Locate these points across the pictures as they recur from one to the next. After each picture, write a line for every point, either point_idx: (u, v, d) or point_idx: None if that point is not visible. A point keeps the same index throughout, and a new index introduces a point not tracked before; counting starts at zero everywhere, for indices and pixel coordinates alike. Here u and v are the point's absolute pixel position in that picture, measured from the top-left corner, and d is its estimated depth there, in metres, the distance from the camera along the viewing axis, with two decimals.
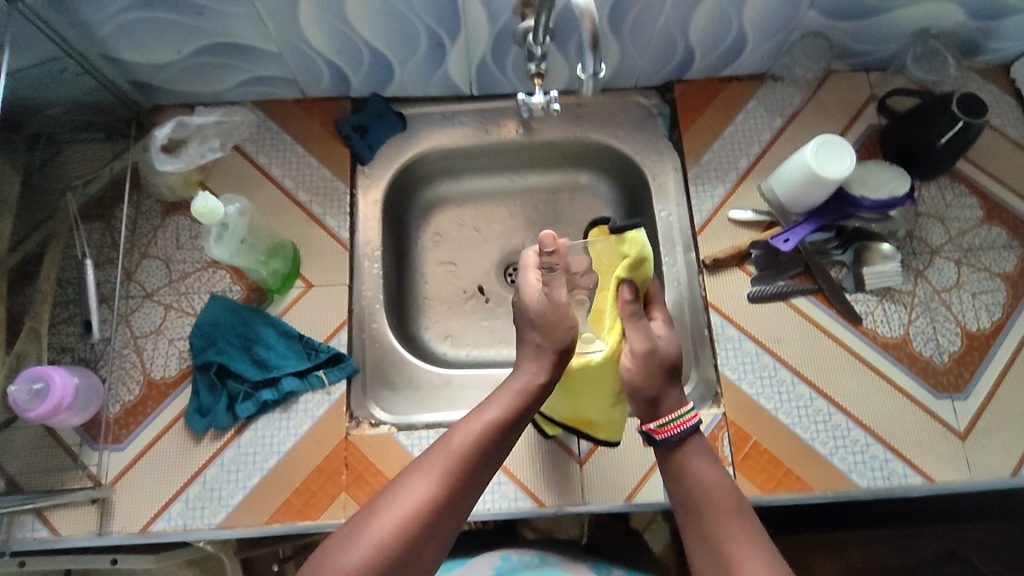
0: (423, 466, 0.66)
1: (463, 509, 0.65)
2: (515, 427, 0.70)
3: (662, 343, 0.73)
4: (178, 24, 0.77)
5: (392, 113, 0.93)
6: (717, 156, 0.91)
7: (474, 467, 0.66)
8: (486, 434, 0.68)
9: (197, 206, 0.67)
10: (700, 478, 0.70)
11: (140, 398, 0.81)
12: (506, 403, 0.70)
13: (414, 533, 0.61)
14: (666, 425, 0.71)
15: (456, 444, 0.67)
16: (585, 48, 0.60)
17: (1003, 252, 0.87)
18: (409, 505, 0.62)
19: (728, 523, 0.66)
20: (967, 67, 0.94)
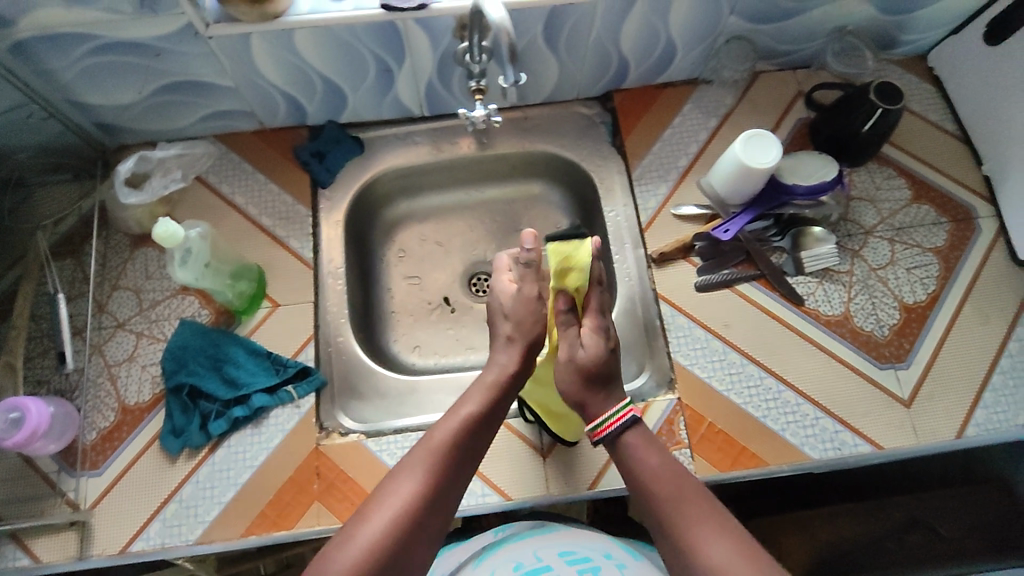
0: (407, 466, 0.68)
1: (450, 503, 0.68)
2: (489, 421, 0.74)
3: (585, 352, 0.77)
4: (136, 66, 0.82)
5: (349, 138, 0.98)
6: (658, 158, 0.96)
7: (455, 461, 0.70)
8: (464, 429, 0.72)
9: (156, 232, 0.69)
10: (648, 475, 0.70)
11: (115, 424, 0.83)
12: (479, 398, 0.74)
13: (407, 528, 0.63)
14: (598, 428, 0.74)
15: (436, 441, 0.70)
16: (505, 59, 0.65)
17: (932, 228, 0.92)
18: (399, 503, 0.64)
19: (678, 512, 0.65)
20: (885, 60, 1.02)
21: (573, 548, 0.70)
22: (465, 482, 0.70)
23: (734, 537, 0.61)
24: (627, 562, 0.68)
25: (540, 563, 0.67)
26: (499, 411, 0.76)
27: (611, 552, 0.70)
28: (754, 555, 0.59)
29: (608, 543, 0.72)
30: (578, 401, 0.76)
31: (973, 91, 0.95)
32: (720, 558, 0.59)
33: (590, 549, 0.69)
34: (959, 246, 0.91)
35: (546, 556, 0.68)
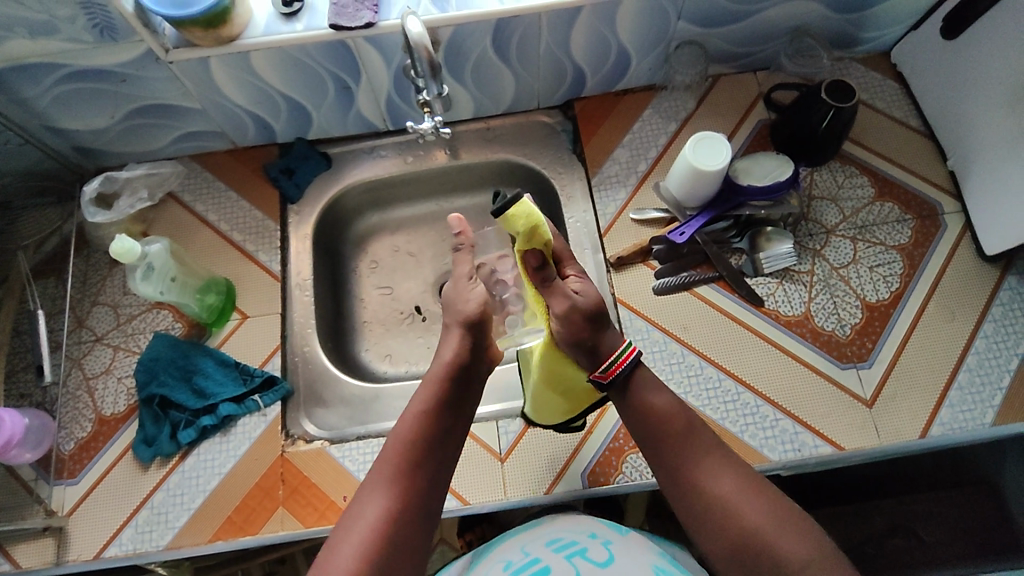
0: (370, 491, 0.70)
1: (420, 515, 0.69)
2: (444, 422, 0.74)
3: (582, 298, 0.70)
4: (107, 92, 0.86)
5: (317, 154, 1.01)
6: (617, 164, 0.98)
7: (416, 473, 0.71)
8: (418, 439, 0.72)
9: (113, 248, 0.74)
10: (656, 413, 0.72)
11: (91, 434, 0.87)
12: (429, 402, 0.74)
13: (379, 551, 0.65)
14: (610, 368, 0.71)
15: (393, 459, 0.71)
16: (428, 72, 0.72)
17: (896, 226, 0.91)
18: (366, 528, 0.66)
19: (693, 447, 0.71)
20: (847, 58, 1.02)
21: (557, 534, 0.72)
22: (434, 489, 0.71)
23: (738, 470, 0.70)
24: (611, 539, 0.71)
25: (529, 556, 0.69)
26: (453, 408, 0.75)
27: (596, 530, 0.72)
28: (756, 486, 0.69)
29: (593, 523, 0.74)
30: (590, 347, 0.70)
31: (935, 86, 0.94)
32: (729, 489, 0.68)
33: (574, 532, 0.72)
34: (924, 243, 0.90)
35: (533, 549, 0.70)
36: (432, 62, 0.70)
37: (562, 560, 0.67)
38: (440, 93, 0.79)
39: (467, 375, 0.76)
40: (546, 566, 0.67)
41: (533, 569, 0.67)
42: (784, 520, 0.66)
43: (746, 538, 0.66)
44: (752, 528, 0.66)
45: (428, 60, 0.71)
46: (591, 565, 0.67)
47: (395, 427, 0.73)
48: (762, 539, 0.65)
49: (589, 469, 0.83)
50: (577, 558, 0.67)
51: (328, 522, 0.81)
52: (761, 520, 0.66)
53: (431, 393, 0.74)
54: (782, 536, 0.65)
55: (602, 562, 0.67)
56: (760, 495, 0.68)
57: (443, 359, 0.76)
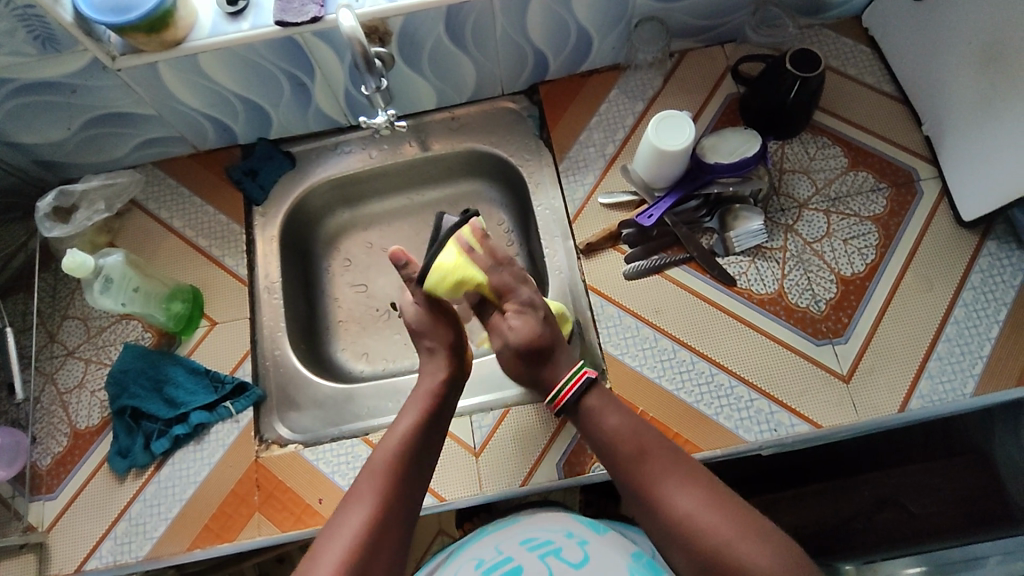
0: (353, 500, 0.65)
1: (403, 528, 0.65)
2: (428, 437, 0.72)
3: (514, 334, 0.73)
4: (58, 103, 0.85)
5: (280, 153, 1.00)
6: (584, 148, 0.96)
7: (402, 482, 0.67)
8: (405, 449, 0.69)
9: (65, 263, 0.74)
10: (608, 436, 0.69)
11: (67, 448, 0.87)
12: (414, 416, 0.73)
13: (364, 561, 0.60)
14: (555, 399, 0.72)
15: (377, 468, 0.68)
16: (363, 64, 0.73)
17: (871, 195, 0.89)
18: (350, 536, 0.61)
19: (648, 468, 0.66)
20: (818, 25, 0.99)
21: (533, 533, 0.69)
22: (416, 503, 0.68)
23: (699, 485, 0.63)
24: (588, 539, 0.67)
25: (501, 555, 0.66)
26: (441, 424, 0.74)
27: (572, 530, 0.69)
28: (722, 499, 0.61)
29: (567, 522, 0.71)
30: (536, 380, 0.75)
31: (907, 49, 0.91)
32: (688, 507, 0.61)
33: (550, 532, 0.69)
34: (899, 212, 0.88)
35: (506, 548, 0.67)
36: (367, 56, 0.71)
37: (535, 560, 0.63)
38: (380, 88, 0.79)
39: (445, 404, 0.75)
40: (517, 565, 0.63)
41: (502, 568, 0.63)
42: (753, 532, 0.58)
43: (711, 560, 0.58)
44: (716, 546, 0.58)
45: (362, 55, 0.72)
46: (564, 566, 0.62)
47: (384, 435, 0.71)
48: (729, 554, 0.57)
49: (565, 459, 0.82)
50: (550, 557, 0.63)
51: (304, 525, 0.81)
52: (726, 532, 0.58)
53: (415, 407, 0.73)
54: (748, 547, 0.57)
55: (576, 562, 0.62)
56: (727, 508, 0.61)
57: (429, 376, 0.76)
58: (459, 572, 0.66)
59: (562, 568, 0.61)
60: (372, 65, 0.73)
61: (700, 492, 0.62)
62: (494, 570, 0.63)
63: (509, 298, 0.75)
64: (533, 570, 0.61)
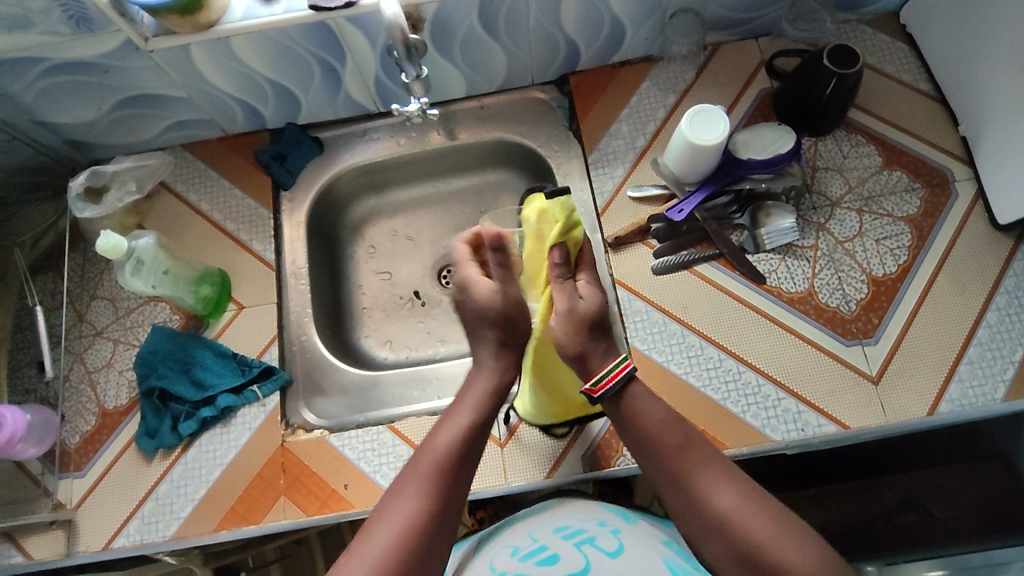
0: (401, 491, 0.64)
1: (447, 532, 0.63)
2: (477, 440, 0.70)
3: (585, 302, 0.72)
4: (92, 83, 0.85)
5: (308, 139, 1.00)
6: (614, 141, 0.95)
7: (451, 479, 0.66)
8: (456, 447, 0.68)
9: (99, 244, 0.75)
10: (650, 428, 0.68)
11: (95, 427, 0.88)
12: (468, 415, 0.71)
13: (409, 559, 0.59)
14: (599, 382, 0.69)
15: (427, 462, 0.66)
16: (403, 52, 0.72)
17: (904, 195, 0.88)
18: (397, 530, 0.61)
19: (690, 461, 0.66)
20: (855, 20, 0.97)
21: (566, 522, 0.69)
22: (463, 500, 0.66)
23: (739, 483, 0.64)
24: (621, 528, 0.67)
25: (536, 543, 0.66)
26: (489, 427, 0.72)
27: (605, 520, 0.69)
28: (760, 499, 0.62)
29: (599, 512, 0.71)
30: (580, 352, 0.70)
31: (945, 48, 0.90)
32: (728, 503, 0.61)
33: (583, 521, 0.69)
34: (933, 214, 0.87)
35: (540, 536, 0.67)
36: (406, 42, 0.71)
37: (570, 548, 0.63)
38: (418, 76, 0.78)
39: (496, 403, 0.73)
40: (554, 553, 0.62)
41: (539, 555, 0.63)
42: (791, 533, 0.59)
43: (747, 557, 0.59)
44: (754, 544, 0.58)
45: (402, 41, 0.71)
46: (601, 554, 0.61)
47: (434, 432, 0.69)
48: (766, 552, 0.58)
49: (589, 453, 0.83)
50: (585, 545, 0.63)
51: (329, 510, 0.82)
52: (764, 532, 0.59)
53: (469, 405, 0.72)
54: (786, 548, 0.57)
55: (612, 550, 0.62)
56: (765, 507, 0.61)
57: (483, 377, 0.74)
58: (494, 559, 0.66)
59: (599, 558, 0.61)
60: (413, 52, 0.73)
61: (738, 488, 0.63)
62: (530, 557, 0.63)
63: (581, 271, 0.75)
64: (569, 559, 0.61)
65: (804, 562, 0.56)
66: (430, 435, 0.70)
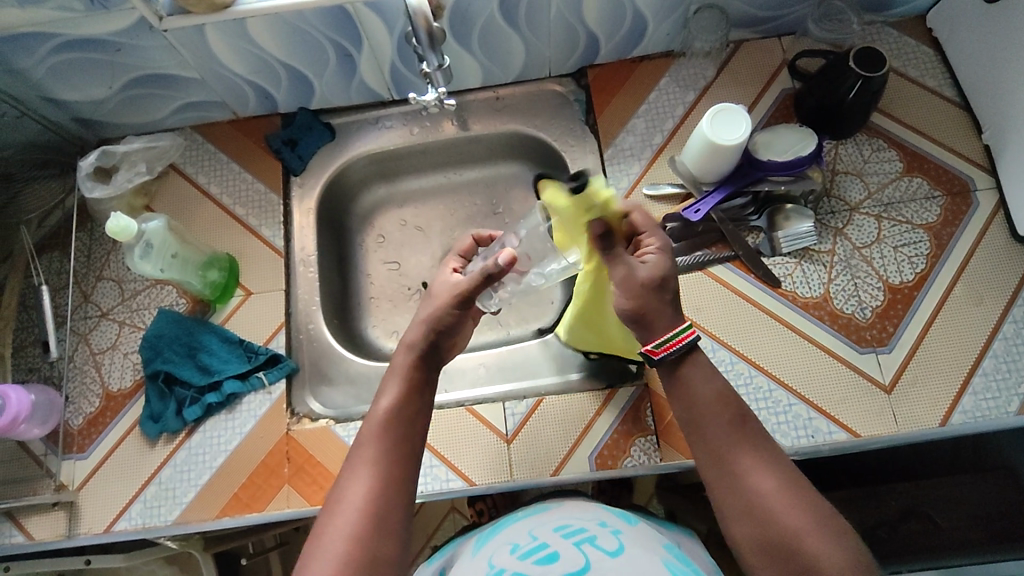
0: (343, 483, 0.58)
1: (403, 508, 0.58)
2: (417, 405, 0.64)
3: (646, 267, 0.63)
4: (104, 61, 0.83)
5: (320, 124, 0.99)
6: (631, 137, 0.94)
7: (394, 459, 0.60)
8: (392, 424, 0.62)
9: (109, 226, 0.74)
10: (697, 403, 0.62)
11: (99, 409, 0.87)
12: (395, 390, 0.65)
13: (367, 550, 0.54)
14: (665, 344, 0.63)
15: (367, 446, 0.60)
16: (425, 42, 0.71)
17: (924, 203, 0.87)
18: (347, 527, 0.55)
19: (733, 439, 0.60)
20: (880, 22, 0.96)
21: (565, 521, 0.67)
22: (416, 475, 0.61)
23: (780, 470, 0.58)
24: (622, 529, 0.65)
25: (536, 541, 0.63)
26: (428, 390, 0.66)
27: (605, 520, 0.67)
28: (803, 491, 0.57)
29: (600, 512, 0.69)
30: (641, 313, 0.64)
31: (970, 54, 0.88)
32: (765, 491, 0.57)
33: (584, 520, 0.67)
34: (953, 222, 0.85)
35: (541, 535, 0.64)
36: (430, 31, 0.70)
37: (569, 547, 0.60)
38: (441, 66, 0.76)
39: (429, 362, 0.67)
40: (553, 550, 0.60)
41: (538, 554, 0.60)
42: (826, 530, 0.54)
43: (777, 547, 0.55)
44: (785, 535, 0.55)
45: (426, 27, 0.69)
46: (601, 554, 0.59)
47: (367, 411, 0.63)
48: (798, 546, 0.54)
49: (597, 453, 0.82)
50: (586, 545, 0.60)
51: None
52: (797, 524, 0.55)
53: (397, 379, 0.65)
54: (820, 546, 0.53)
55: (612, 551, 0.60)
56: (806, 500, 0.57)
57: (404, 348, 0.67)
58: (494, 556, 0.63)
59: (599, 557, 0.58)
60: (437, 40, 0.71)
61: (780, 474, 0.58)
62: (531, 555, 0.60)
63: (646, 236, 0.65)
64: (568, 559, 0.58)
65: (836, 564, 0.52)
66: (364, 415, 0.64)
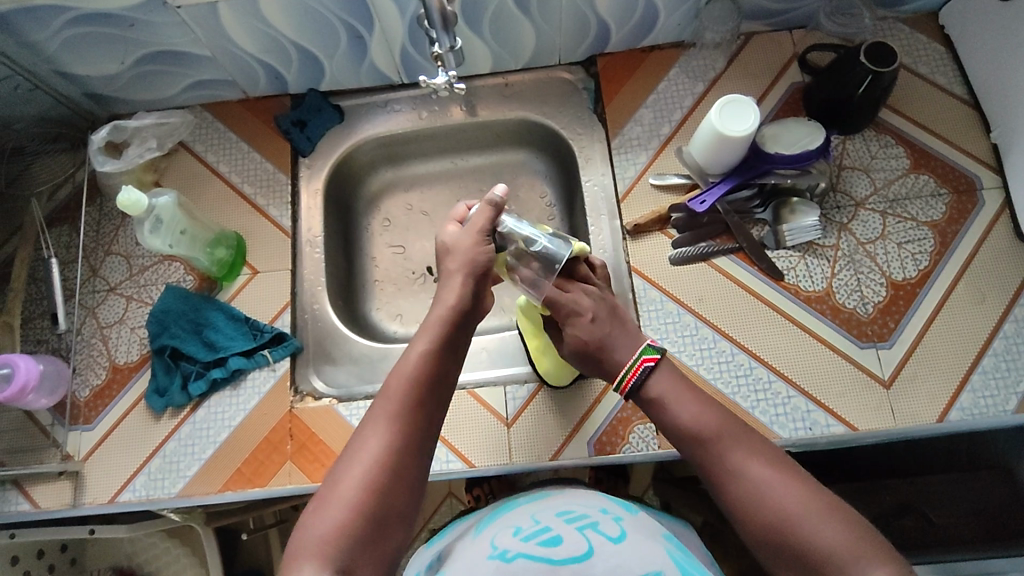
0: (364, 432, 0.59)
1: (420, 466, 0.59)
2: (444, 365, 0.65)
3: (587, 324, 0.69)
4: (117, 36, 0.84)
5: (329, 106, 0.99)
6: (639, 126, 0.94)
7: (416, 417, 0.61)
8: (419, 380, 0.62)
9: (120, 199, 0.74)
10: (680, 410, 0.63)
11: (106, 381, 0.88)
12: (425, 345, 0.65)
13: (382, 501, 0.55)
14: (622, 381, 0.67)
15: (390, 402, 0.61)
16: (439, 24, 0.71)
17: (930, 201, 0.87)
18: (363, 476, 0.56)
19: (729, 432, 0.61)
20: (892, 18, 0.96)
21: (569, 507, 0.66)
22: (434, 438, 0.62)
23: (777, 459, 0.60)
24: (623, 516, 0.64)
25: (538, 525, 0.62)
26: (455, 352, 0.67)
27: (606, 508, 0.66)
28: (802, 477, 0.58)
29: (602, 500, 0.68)
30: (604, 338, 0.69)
31: (981, 53, 0.88)
32: (761, 476, 0.58)
33: (586, 507, 0.66)
34: (958, 220, 0.86)
35: (544, 518, 0.63)
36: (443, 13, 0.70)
37: (572, 531, 0.59)
38: (452, 48, 0.76)
39: (463, 321, 0.68)
40: (556, 534, 0.59)
41: (541, 536, 0.59)
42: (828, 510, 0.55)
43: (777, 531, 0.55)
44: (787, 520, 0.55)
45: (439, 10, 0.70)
46: (603, 539, 0.58)
47: (395, 362, 0.64)
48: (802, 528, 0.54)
49: (595, 438, 0.83)
50: (588, 530, 0.59)
51: None
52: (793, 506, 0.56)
53: (428, 338, 0.66)
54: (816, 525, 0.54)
55: (614, 536, 0.59)
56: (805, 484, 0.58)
57: (440, 310, 0.67)
58: (496, 536, 0.63)
59: (601, 542, 0.57)
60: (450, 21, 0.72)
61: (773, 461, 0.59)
62: (533, 538, 0.59)
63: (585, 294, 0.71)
64: (571, 543, 0.57)
65: (841, 543, 0.53)
66: (393, 365, 0.65)
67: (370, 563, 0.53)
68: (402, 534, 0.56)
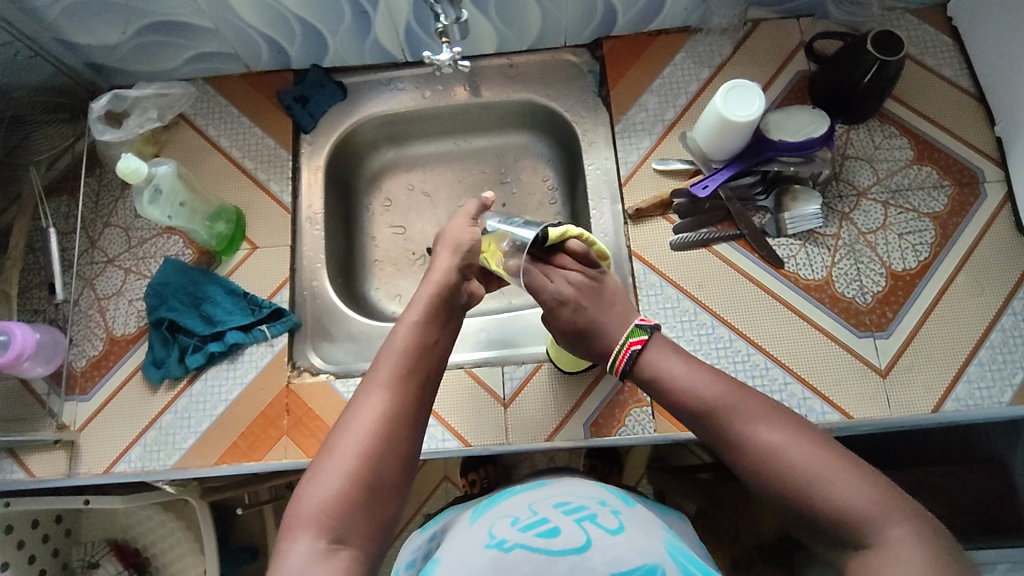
0: (358, 403, 0.59)
1: (414, 436, 0.59)
2: (435, 339, 0.66)
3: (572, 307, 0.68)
4: (118, 5, 0.83)
5: (332, 83, 0.99)
6: (643, 111, 0.93)
7: (410, 387, 0.61)
8: (412, 353, 0.63)
9: (121, 167, 0.74)
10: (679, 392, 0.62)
11: (103, 352, 0.88)
12: (416, 320, 0.66)
13: (377, 469, 0.55)
14: (615, 364, 0.66)
15: (383, 372, 0.61)
16: None
17: (932, 192, 0.87)
18: (358, 445, 0.56)
19: (737, 400, 0.59)
20: (902, 8, 0.95)
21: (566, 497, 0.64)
22: (428, 407, 0.62)
23: (789, 421, 0.57)
24: (621, 510, 0.62)
25: (534, 515, 0.61)
26: (446, 327, 0.68)
27: (604, 499, 0.65)
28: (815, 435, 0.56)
29: (599, 492, 0.66)
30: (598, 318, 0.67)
31: (988, 46, 0.88)
32: (779, 441, 0.55)
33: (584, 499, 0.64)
34: (959, 212, 0.86)
35: (541, 509, 0.62)
36: None
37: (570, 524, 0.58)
38: (457, 20, 0.76)
39: (452, 299, 0.69)
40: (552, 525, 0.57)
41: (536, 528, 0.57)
42: (855, 471, 0.52)
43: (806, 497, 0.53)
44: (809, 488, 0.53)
45: None
46: (602, 531, 0.56)
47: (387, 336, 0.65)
48: (827, 494, 0.52)
49: (591, 421, 0.83)
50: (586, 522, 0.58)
51: None
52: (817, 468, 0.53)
53: (419, 309, 0.67)
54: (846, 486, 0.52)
55: (613, 529, 0.57)
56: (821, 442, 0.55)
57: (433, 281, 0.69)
58: (490, 525, 0.61)
59: (600, 534, 0.56)
60: None
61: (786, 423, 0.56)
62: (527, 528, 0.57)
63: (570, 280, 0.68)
64: (569, 534, 0.55)
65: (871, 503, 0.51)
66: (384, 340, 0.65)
67: (364, 531, 0.53)
68: (398, 502, 0.56)
